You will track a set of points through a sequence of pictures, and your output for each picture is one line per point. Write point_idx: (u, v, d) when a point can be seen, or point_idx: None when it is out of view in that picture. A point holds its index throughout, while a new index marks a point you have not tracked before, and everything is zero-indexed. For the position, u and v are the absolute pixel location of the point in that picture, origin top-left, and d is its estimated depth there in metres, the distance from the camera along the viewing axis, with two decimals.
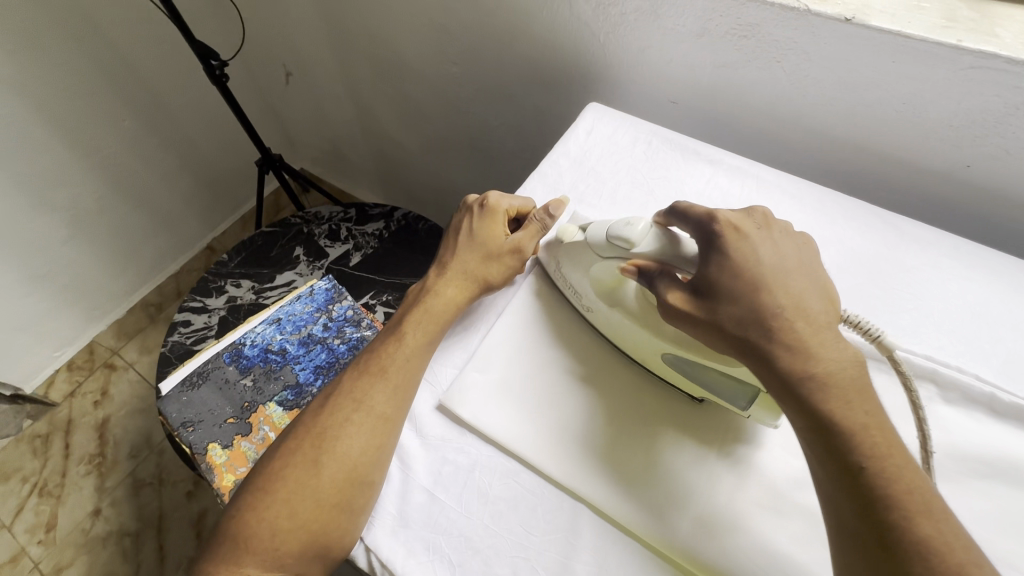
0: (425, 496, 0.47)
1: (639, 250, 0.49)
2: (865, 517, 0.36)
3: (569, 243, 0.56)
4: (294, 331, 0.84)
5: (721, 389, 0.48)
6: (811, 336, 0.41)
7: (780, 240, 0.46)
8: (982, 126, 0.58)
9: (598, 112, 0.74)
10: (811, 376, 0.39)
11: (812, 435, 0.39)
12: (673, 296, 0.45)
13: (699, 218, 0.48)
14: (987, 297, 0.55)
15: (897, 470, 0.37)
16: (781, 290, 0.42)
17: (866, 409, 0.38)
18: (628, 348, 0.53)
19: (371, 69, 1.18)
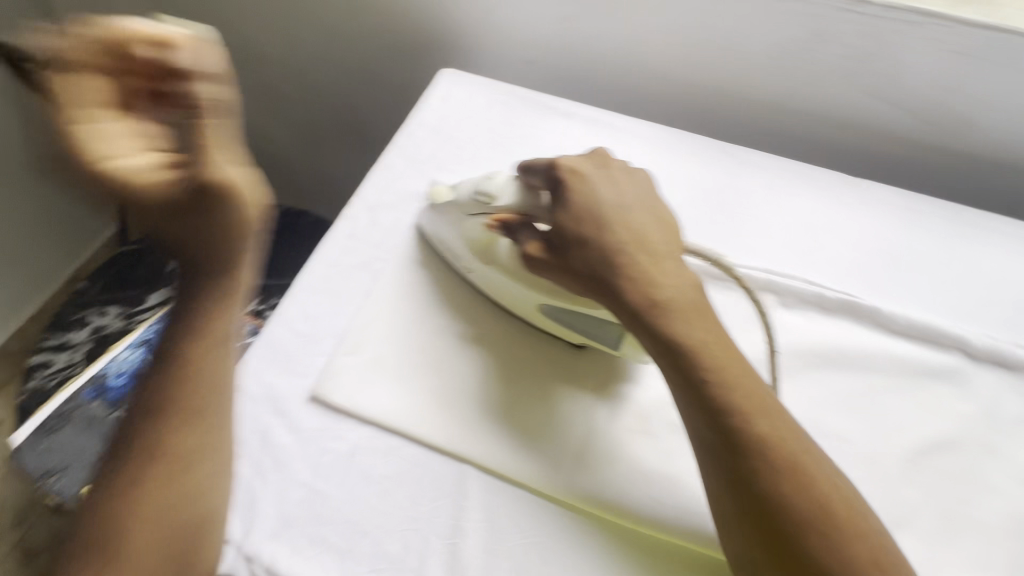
0: (306, 491, 0.45)
1: (500, 204, 0.46)
2: (712, 424, 0.36)
3: (441, 204, 0.53)
4: (165, 351, 0.77)
5: (595, 332, 0.49)
6: (651, 267, 0.40)
7: (618, 178, 0.45)
8: (794, 54, 0.63)
9: (452, 78, 0.72)
10: (655, 305, 0.39)
11: (664, 360, 0.39)
12: (529, 245, 0.43)
13: (546, 165, 0.46)
14: (813, 210, 0.61)
15: (737, 379, 0.37)
16: (620, 225, 0.42)
17: (705, 327, 0.39)
18: (511, 306, 0.52)
19: (220, 59, 1.08)
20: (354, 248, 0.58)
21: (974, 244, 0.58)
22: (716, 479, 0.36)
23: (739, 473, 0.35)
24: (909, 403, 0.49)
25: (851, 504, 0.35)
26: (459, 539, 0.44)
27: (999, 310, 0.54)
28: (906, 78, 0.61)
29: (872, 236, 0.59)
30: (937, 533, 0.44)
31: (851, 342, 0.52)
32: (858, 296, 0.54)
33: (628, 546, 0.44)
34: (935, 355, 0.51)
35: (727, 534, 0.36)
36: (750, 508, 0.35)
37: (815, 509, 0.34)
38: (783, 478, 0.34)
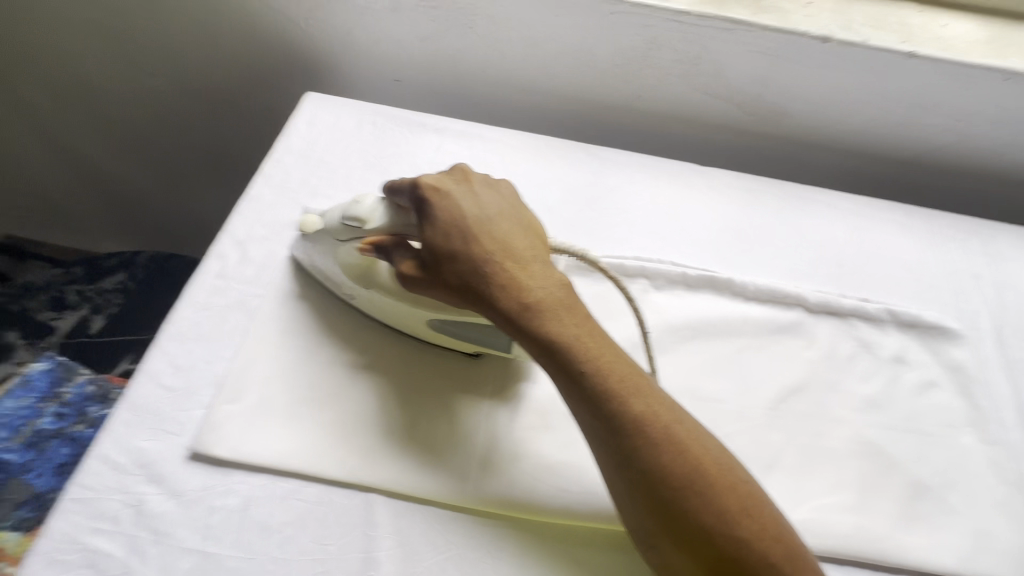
0: (196, 557, 0.42)
1: (372, 227, 0.45)
2: (594, 412, 0.39)
3: (313, 232, 0.51)
4: (10, 435, 0.67)
5: (486, 338, 0.49)
6: (519, 273, 0.42)
7: (481, 189, 0.46)
8: (636, 61, 0.70)
9: (316, 102, 0.70)
10: (527, 308, 0.41)
11: (544, 358, 0.41)
12: (403, 263, 0.43)
13: (408, 185, 0.45)
14: (671, 198, 0.67)
15: (610, 365, 0.40)
16: (485, 235, 0.43)
17: (576, 321, 0.41)
18: (400, 324, 0.52)
19: (45, 96, 0.95)
20: (224, 288, 0.54)
21: (801, 213, 0.67)
22: (605, 461, 0.39)
23: (622, 453, 0.38)
24: (766, 357, 0.56)
25: (722, 461, 0.38)
26: (373, 570, 0.42)
27: (825, 266, 0.64)
28: (728, 77, 0.70)
29: (721, 216, 0.66)
30: (800, 466, 0.50)
31: (713, 312, 0.58)
32: (715, 271, 0.60)
33: (541, 538, 0.45)
34: (781, 312, 0.58)
35: (625, 509, 0.39)
36: (636, 482, 0.38)
37: (691, 472, 0.37)
38: (661, 449, 0.37)
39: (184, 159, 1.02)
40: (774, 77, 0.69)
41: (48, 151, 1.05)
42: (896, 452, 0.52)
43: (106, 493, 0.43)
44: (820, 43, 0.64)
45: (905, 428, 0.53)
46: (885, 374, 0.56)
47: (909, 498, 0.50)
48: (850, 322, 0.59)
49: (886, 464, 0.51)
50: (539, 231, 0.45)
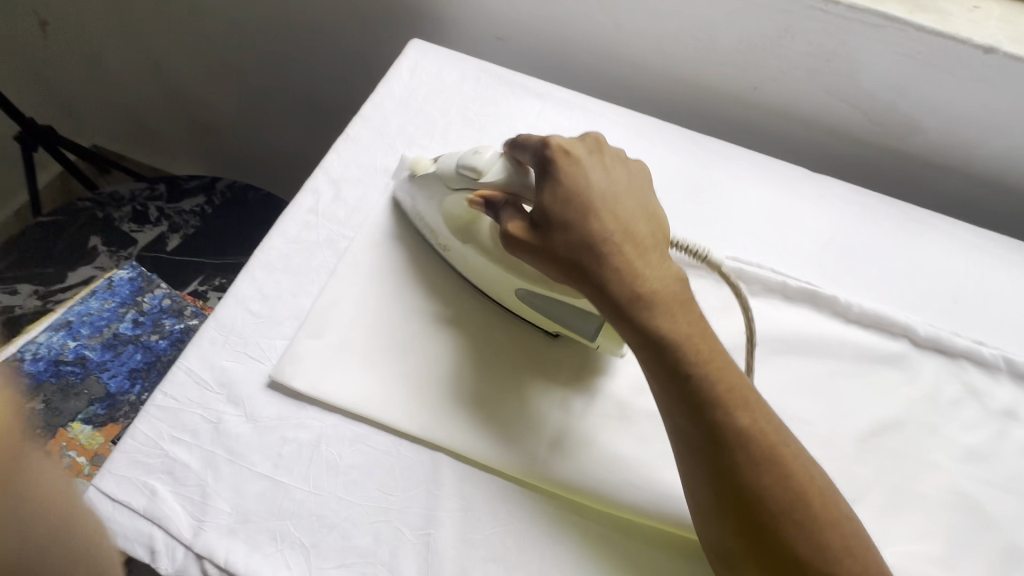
0: (265, 483, 0.42)
1: (487, 180, 0.44)
2: (694, 417, 0.37)
3: (422, 175, 0.50)
4: (92, 334, 0.70)
5: (569, 321, 0.47)
6: (635, 257, 0.40)
7: (608, 165, 0.44)
8: (763, 48, 0.65)
9: (421, 49, 0.68)
10: (640, 297, 0.39)
11: (647, 353, 0.39)
12: (512, 223, 0.42)
13: (535, 144, 0.43)
14: (777, 202, 0.62)
15: (719, 373, 0.38)
16: (607, 214, 0.41)
17: (689, 320, 0.39)
18: (485, 285, 0.50)
19: (150, 13, 0.97)
20: (316, 224, 0.54)
21: (919, 238, 0.62)
22: (697, 470, 0.37)
23: (719, 466, 0.36)
24: (862, 386, 0.52)
25: (827, 495, 0.36)
26: (433, 529, 0.42)
27: (937, 299, 0.59)
28: (863, 79, 0.64)
29: (829, 228, 0.61)
30: (885, 508, 0.47)
31: (810, 328, 0.54)
32: (819, 286, 0.56)
33: (603, 530, 0.44)
34: (886, 342, 0.54)
35: (707, 522, 0.37)
36: (730, 501, 0.36)
37: (794, 499, 0.35)
38: (764, 470, 0.35)
39: (272, 93, 1.03)
40: (915, 86, 0.62)
41: (147, 68, 1.08)
42: (993, 510, 0.48)
43: (188, 405, 0.44)
44: (982, 53, 0.57)
45: (1008, 487, 0.49)
46: (991, 427, 0.51)
47: (1001, 563, 0.46)
48: (960, 364, 0.54)
49: (980, 522, 0.47)
50: (659, 220, 0.44)
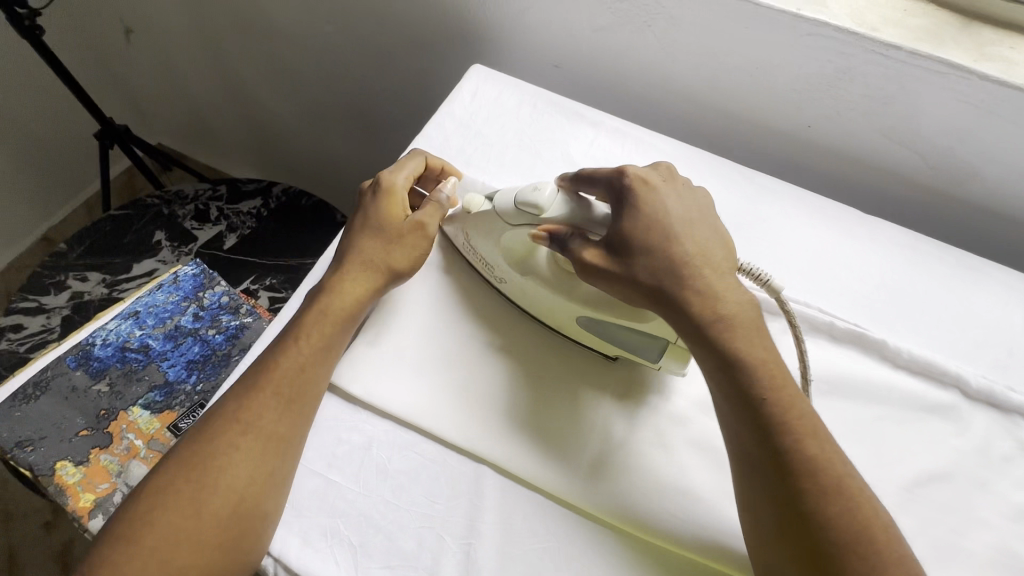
0: (319, 481, 0.44)
1: (550, 214, 0.46)
2: (765, 438, 0.39)
3: (478, 213, 0.52)
4: (156, 324, 0.75)
5: (632, 345, 0.48)
6: (715, 282, 0.43)
7: (681, 192, 0.47)
8: (819, 89, 0.65)
9: (482, 74, 0.71)
10: (719, 319, 0.42)
11: (721, 375, 0.41)
12: (587, 251, 0.44)
13: (606, 176, 0.47)
14: (826, 242, 0.63)
15: (789, 398, 0.40)
16: (686, 238, 0.44)
17: (764, 346, 0.42)
18: (543, 316, 0.52)
19: (225, 25, 1.03)
20: None
21: (974, 287, 0.61)
22: (763, 490, 0.39)
23: (788, 487, 0.38)
24: (908, 434, 0.51)
25: (889, 533, 0.37)
26: (474, 539, 0.43)
27: (992, 352, 0.57)
28: (921, 124, 0.64)
29: (879, 272, 0.61)
30: (928, 560, 0.46)
31: (857, 371, 0.54)
32: (867, 329, 0.56)
33: (639, 556, 0.44)
34: (935, 391, 0.53)
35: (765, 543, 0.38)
36: (795, 525, 0.37)
37: (857, 529, 0.36)
38: (829, 497, 0.37)
39: (331, 104, 1.08)
40: (976, 133, 0.62)
41: (216, 74, 1.15)
42: None
43: None
44: None
45: None
46: None
47: None
48: (1014, 420, 0.52)
49: None
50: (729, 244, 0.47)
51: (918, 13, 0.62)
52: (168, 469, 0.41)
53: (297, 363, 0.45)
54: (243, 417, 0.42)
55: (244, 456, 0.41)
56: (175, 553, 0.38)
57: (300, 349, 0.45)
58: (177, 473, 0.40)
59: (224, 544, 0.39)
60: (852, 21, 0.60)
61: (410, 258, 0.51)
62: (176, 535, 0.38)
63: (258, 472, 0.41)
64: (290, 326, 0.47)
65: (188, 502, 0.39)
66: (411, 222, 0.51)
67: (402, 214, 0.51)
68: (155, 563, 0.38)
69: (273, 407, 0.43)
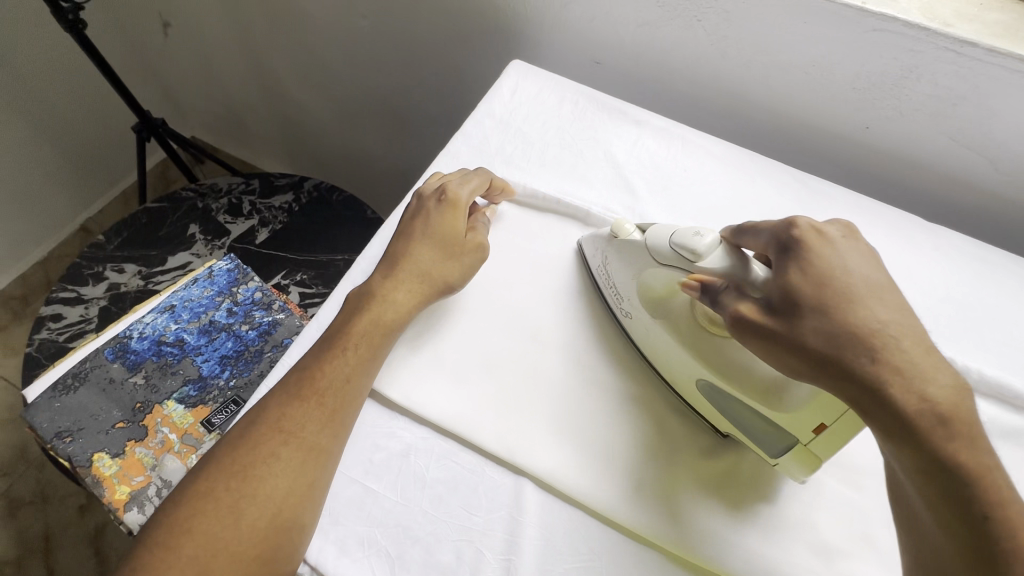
0: (357, 488, 0.43)
1: (706, 264, 0.43)
2: (988, 570, 0.31)
3: (626, 242, 0.50)
4: (191, 318, 0.75)
5: (757, 432, 0.44)
6: (922, 363, 0.35)
7: (868, 253, 0.40)
8: (882, 88, 0.61)
9: (521, 71, 0.69)
10: (925, 412, 0.33)
11: (928, 481, 0.33)
12: (743, 304, 0.39)
13: (771, 227, 0.42)
14: (886, 250, 0.59)
15: (1023, 520, 0.32)
16: (880, 308, 0.37)
17: (985, 450, 0.33)
18: (660, 365, 0.49)
19: (262, 19, 1.03)
20: None
21: None
22: None
23: None
24: None
25: None
26: (514, 555, 0.42)
27: None
28: (992, 127, 0.60)
29: (944, 284, 0.57)
30: None
31: None
32: None
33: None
34: (1007, 415, 0.50)
35: None
36: None
37: None
38: None
39: (365, 100, 1.07)
40: None
41: (251, 69, 1.15)
42: None
43: None
44: None
45: None
46: None
47: None
48: None
49: None
50: None
51: (996, 7, 0.58)
52: (208, 474, 0.41)
53: (343, 373, 0.45)
54: (285, 426, 0.42)
55: (284, 467, 0.40)
56: (211, 563, 0.37)
57: (346, 359, 0.45)
58: (218, 479, 0.40)
59: (263, 557, 0.38)
60: (923, 15, 0.56)
61: (464, 274, 0.51)
62: (214, 544, 0.38)
63: (297, 484, 0.40)
64: (337, 335, 0.47)
65: (227, 511, 0.39)
66: (470, 241, 0.52)
67: (462, 228, 0.52)
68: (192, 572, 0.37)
69: (315, 418, 0.42)
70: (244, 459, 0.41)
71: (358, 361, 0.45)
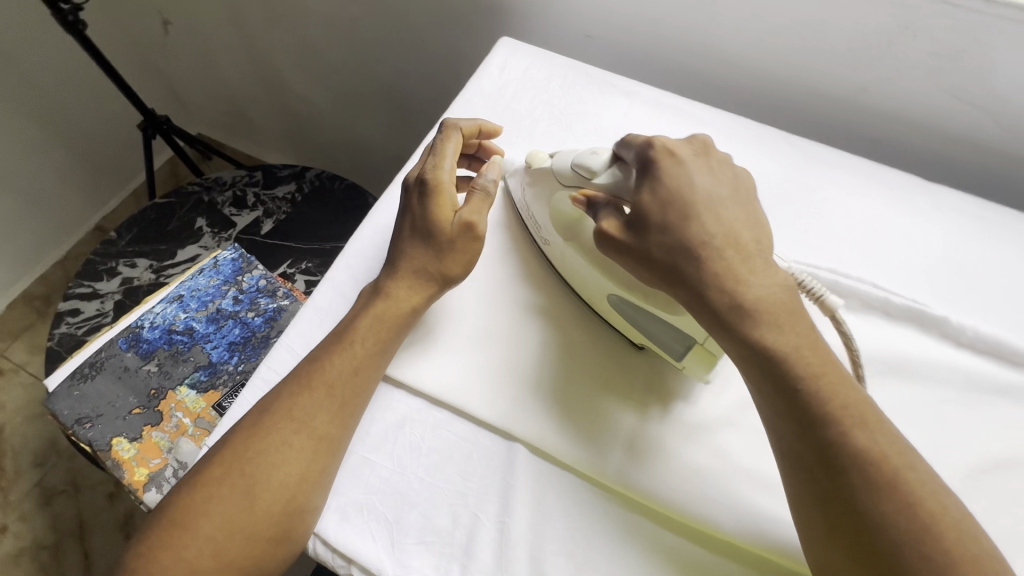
0: (355, 458, 0.45)
1: (596, 181, 0.46)
2: (803, 435, 0.37)
3: (538, 169, 0.51)
4: (199, 307, 0.77)
5: (658, 335, 0.46)
6: (742, 265, 0.40)
7: (715, 168, 0.44)
8: (878, 46, 0.60)
9: (510, 47, 0.69)
10: (742, 305, 0.39)
11: (751, 368, 0.39)
12: (605, 221, 0.44)
13: (639, 143, 0.45)
14: (882, 211, 0.58)
15: (830, 387, 0.37)
16: (713, 217, 0.42)
17: (798, 330, 0.39)
18: (579, 288, 0.52)
19: (256, 11, 1.04)
20: None
21: None
22: (803, 488, 0.37)
23: (829, 485, 0.35)
24: (973, 418, 0.47)
25: (960, 528, 0.34)
26: (507, 519, 0.43)
27: None
28: (995, 80, 0.58)
29: (942, 245, 0.56)
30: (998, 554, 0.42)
31: (917, 350, 0.50)
32: (928, 305, 0.52)
33: (680, 539, 0.43)
34: (1003, 372, 0.49)
35: (812, 540, 0.36)
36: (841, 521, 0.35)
37: (923, 524, 0.33)
38: (886, 494, 0.34)
39: (361, 88, 1.08)
40: None
41: (250, 62, 1.16)
42: None
43: None
44: None
45: None
46: None
47: None
48: None
49: None
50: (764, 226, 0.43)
51: None
52: (221, 461, 0.41)
53: (349, 365, 0.45)
54: (297, 415, 0.43)
55: (296, 456, 0.42)
56: (228, 546, 0.39)
57: (353, 352, 0.46)
58: (232, 466, 0.41)
59: (277, 537, 0.40)
60: None
61: (463, 264, 0.49)
62: (230, 527, 0.39)
63: (310, 471, 0.42)
64: (344, 327, 0.47)
65: (241, 497, 0.40)
66: (458, 224, 0.48)
67: (450, 215, 0.49)
68: (207, 552, 0.39)
69: (325, 408, 0.43)
70: (254, 447, 0.42)
71: (364, 353, 0.46)
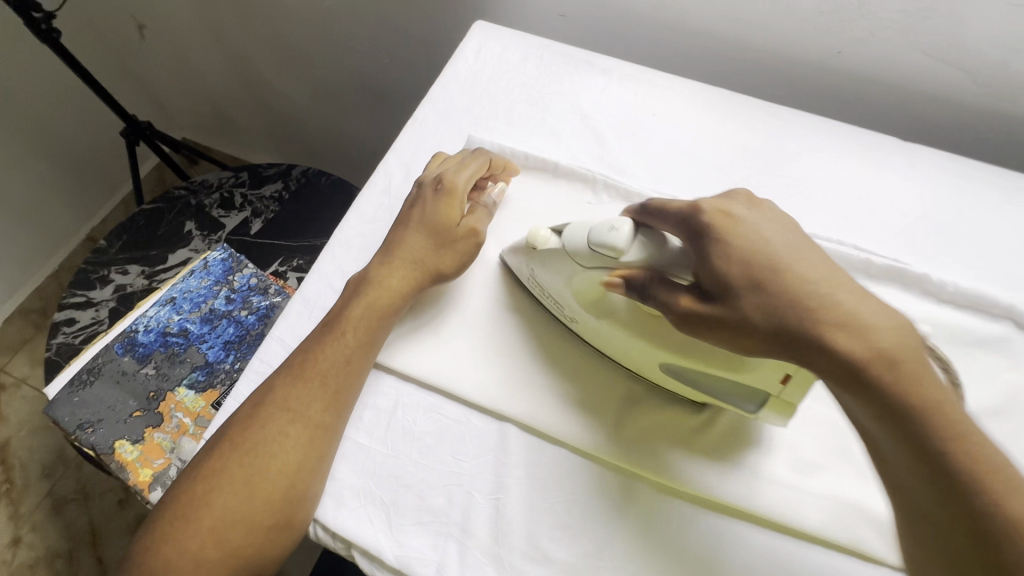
0: (350, 444, 0.46)
1: (627, 260, 0.42)
2: (947, 504, 0.31)
3: (545, 248, 0.47)
4: (192, 309, 0.78)
5: (728, 396, 0.43)
6: (859, 307, 0.34)
7: (774, 216, 0.40)
8: (849, 9, 0.60)
9: (484, 31, 0.69)
10: (878, 356, 0.32)
11: (884, 426, 0.33)
12: (680, 297, 0.39)
13: (678, 210, 0.41)
14: (860, 174, 0.59)
15: (976, 447, 0.31)
16: (805, 266, 0.36)
17: (933, 379, 0.32)
18: (622, 360, 0.48)
19: (230, 10, 1.03)
20: (389, 205, 0.58)
21: None
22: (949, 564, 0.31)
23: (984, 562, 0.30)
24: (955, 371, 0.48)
25: None
26: (502, 495, 0.44)
27: None
28: (966, 36, 0.58)
29: (921, 203, 0.57)
30: None
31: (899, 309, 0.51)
32: (907, 264, 0.52)
33: (672, 505, 0.44)
34: (984, 325, 0.50)
35: None
36: None
37: None
38: None
39: (342, 82, 1.07)
40: None
41: (228, 63, 1.16)
42: None
43: None
44: None
45: None
46: None
47: None
48: None
49: None
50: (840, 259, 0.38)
51: None
52: (221, 452, 0.43)
53: (342, 353, 0.46)
54: (291, 406, 0.44)
55: (292, 444, 0.43)
56: (229, 533, 0.40)
57: (345, 341, 0.47)
58: (231, 457, 0.42)
59: (278, 524, 0.41)
60: None
61: (459, 263, 0.51)
62: (232, 516, 0.40)
63: (306, 458, 0.43)
64: (335, 318, 0.48)
65: (241, 485, 0.41)
66: (464, 228, 0.51)
67: (457, 216, 0.51)
68: (213, 542, 0.40)
69: (318, 397, 0.44)
70: (253, 437, 0.43)
71: (356, 341, 0.47)
